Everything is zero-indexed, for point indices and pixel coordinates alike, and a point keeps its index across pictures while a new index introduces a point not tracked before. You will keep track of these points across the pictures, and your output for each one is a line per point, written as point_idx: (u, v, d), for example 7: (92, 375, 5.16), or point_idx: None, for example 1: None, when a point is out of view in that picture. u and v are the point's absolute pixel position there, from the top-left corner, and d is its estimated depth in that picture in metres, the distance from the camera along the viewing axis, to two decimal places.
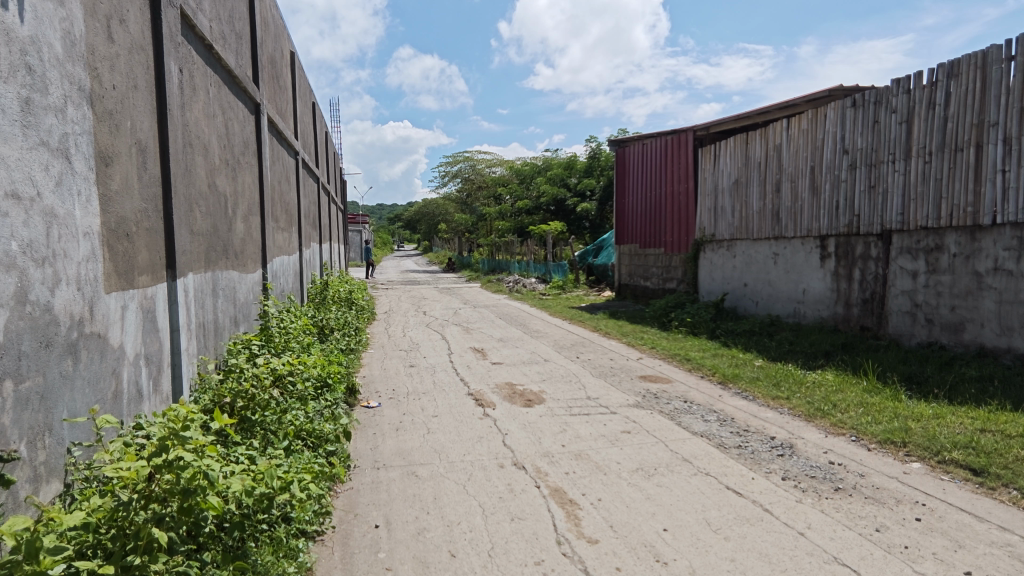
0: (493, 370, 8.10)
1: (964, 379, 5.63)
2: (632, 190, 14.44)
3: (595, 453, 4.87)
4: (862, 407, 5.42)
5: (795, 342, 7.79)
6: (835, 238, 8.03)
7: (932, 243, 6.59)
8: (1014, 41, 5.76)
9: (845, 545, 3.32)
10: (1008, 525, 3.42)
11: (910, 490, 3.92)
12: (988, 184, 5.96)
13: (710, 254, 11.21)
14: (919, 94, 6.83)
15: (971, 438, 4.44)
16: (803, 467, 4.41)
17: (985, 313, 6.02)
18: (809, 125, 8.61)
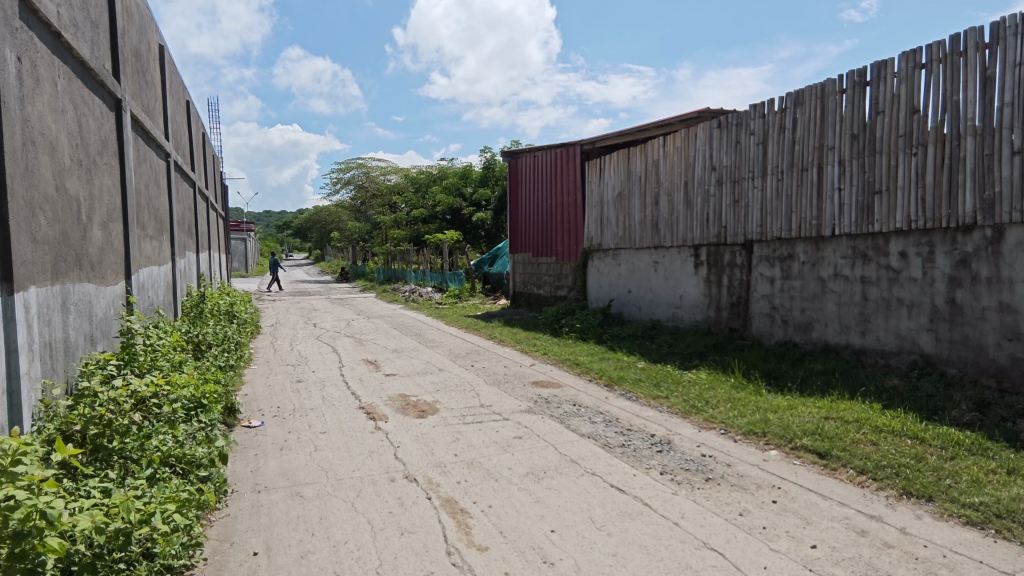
0: (387, 382, 7.91)
1: (812, 373, 6.33)
2: (524, 201, 14.80)
3: (488, 460, 4.91)
4: (729, 402, 5.93)
5: (673, 344, 8.36)
6: (706, 247, 8.74)
7: (785, 252, 7.37)
8: (845, 76, 6.61)
9: (714, 530, 3.60)
10: (846, 500, 3.88)
11: (769, 476, 4.33)
12: (828, 200, 6.78)
13: (597, 263, 11.75)
14: (773, 119, 7.63)
15: (817, 425, 4.99)
16: (678, 461, 4.74)
17: (828, 313, 6.79)
18: (682, 143, 9.32)
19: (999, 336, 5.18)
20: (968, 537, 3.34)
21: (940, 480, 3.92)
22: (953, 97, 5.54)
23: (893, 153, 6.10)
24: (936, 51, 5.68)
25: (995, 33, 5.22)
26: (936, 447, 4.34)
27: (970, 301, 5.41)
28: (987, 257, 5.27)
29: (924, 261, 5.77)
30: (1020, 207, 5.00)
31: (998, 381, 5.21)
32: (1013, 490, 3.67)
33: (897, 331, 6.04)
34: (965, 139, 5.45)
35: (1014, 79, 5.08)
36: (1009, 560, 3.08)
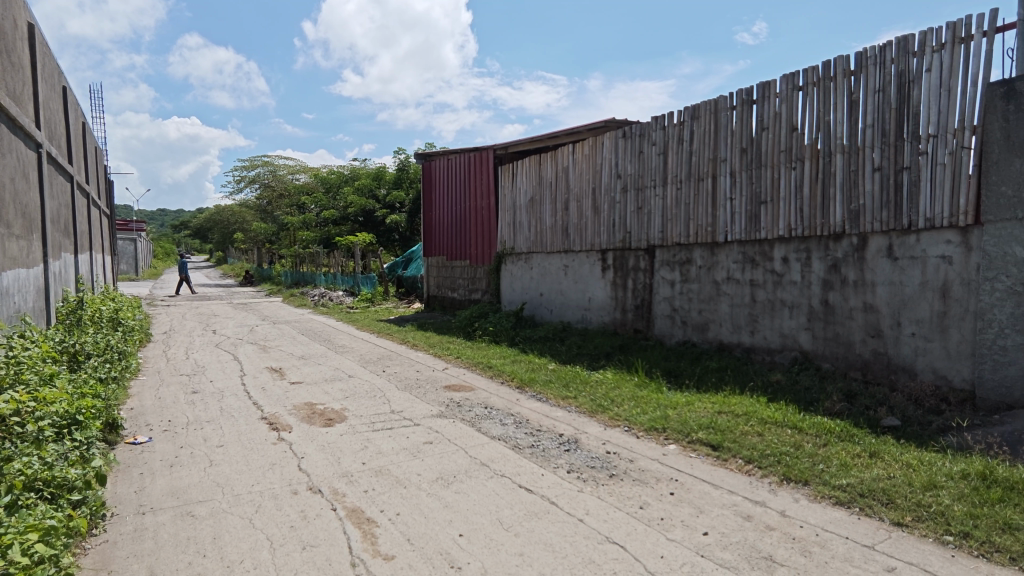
0: (292, 390, 7.57)
1: (708, 370, 6.75)
2: (438, 203, 14.71)
3: (396, 467, 4.82)
4: (633, 400, 6.19)
5: (582, 345, 8.62)
6: (613, 252, 9.09)
7: (683, 257, 7.81)
8: (734, 93, 7.12)
9: (615, 524, 3.74)
10: (735, 488, 4.17)
11: (667, 469, 4.57)
12: (721, 208, 7.26)
13: (510, 267, 11.89)
14: (672, 131, 8.07)
15: (711, 419, 5.33)
16: (584, 459, 4.89)
17: (721, 315, 7.27)
18: (590, 151, 9.64)
19: (864, 333, 5.78)
20: (837, 516, 3.68)
21: (815, 465, 4.30)
22: (825, 117, 6.12)
23: (776, 167, 6.64)
24: (811, 75, 6.26)
25: (859, 62, 5.82)
26: (811, 435, 4.76)
27: (840, 302, 5.98)
28: (854, 263, 5.86)
29: (803, 265, 6.32)
30: (880, 218, 5.60)
31: (864, 373, 5.80)
32: (874, 470, 4.09)
33: (781, 330, 6.58)
34: (835, 156, 6.03)
35: (874, 104, 5.69)
36: (869, 534, 3.44)
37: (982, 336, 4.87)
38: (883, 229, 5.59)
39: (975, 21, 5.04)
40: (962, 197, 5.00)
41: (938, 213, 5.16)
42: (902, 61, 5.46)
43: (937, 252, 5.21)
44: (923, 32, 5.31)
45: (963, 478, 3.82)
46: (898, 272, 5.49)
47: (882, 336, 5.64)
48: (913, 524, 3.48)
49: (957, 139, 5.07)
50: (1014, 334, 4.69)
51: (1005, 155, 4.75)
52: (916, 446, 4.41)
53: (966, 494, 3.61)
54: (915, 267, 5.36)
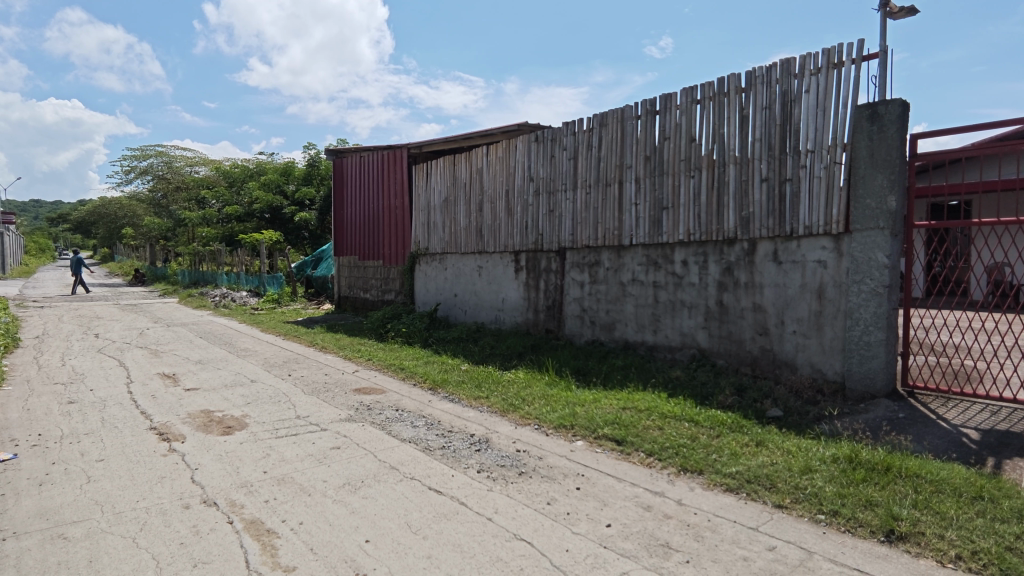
0: (186, 397, 7.06)
1: (614, 368, 7.02)
2: (350, 202, 14.31)
3: (300, 475, 4.62)
4: (543, 399, 6.32)
5: (495, 346, 8.68)
6: (525, 253, 9.24)
7: (592, 259, 8.08)
8: (639, 103, 7.45)
9: (523, 521, 3.80)
10: (636, 481, 4.37)
11: (574, 465, 4.70)
12: (627, 213, 7.58)
13: (424, 267, 11.77)
14: (582, 137, 8.32)
15: (616, 415, 5.55)
16: (495, 458, 4.93)
17: (627, 314, 7.59)
18: (503, 154, 9.74)
19: (754, 331, 6.24)
20: (727, 502, 3.95)
21: (708, 455, 4.60)
22: (720, 130, 6.55)
23: (676, 175, 7.03)
24: (707, 90, 6.68)
25: (749, 80, 6.28)
26: (706, 428, 5.08)
27: (733, 303, 6.42)
28: (744, 266, 6.31)
29: (700, 268, 6.73)
30: (767, 225, 6.08)
31: (753, 368, 6.27)
32: (759, 458, 4.43)
33: (681, 329, 6.96)
34: (729, 167, 6.48)
35: (761, 120, 6.16)
36: (754, 517, 3.71)
37: (851, 332, 5.41)
38: (769, 235, 6.07)
39: (846, 49, 5.58)
40: (834, 207, 5.53)
41: (815, 221, 5.67)
42: (785, 82, 5.95)
43: (815, 257, 5.72)
44: (803, 56, 5.81)
45: (833, 461, 4.22)
46: (782, 275, 5.98)
47: (768, 334, 6.11)
48: (792, 506, 3.80)
49: (830, 154, 5.60)
50: (877, 331, 5.24)
51: (870, 170, 5.29)
52: (796, 434, 4.82)
53: (836, 476, 3.99)
54: (797, 270, 5.86)
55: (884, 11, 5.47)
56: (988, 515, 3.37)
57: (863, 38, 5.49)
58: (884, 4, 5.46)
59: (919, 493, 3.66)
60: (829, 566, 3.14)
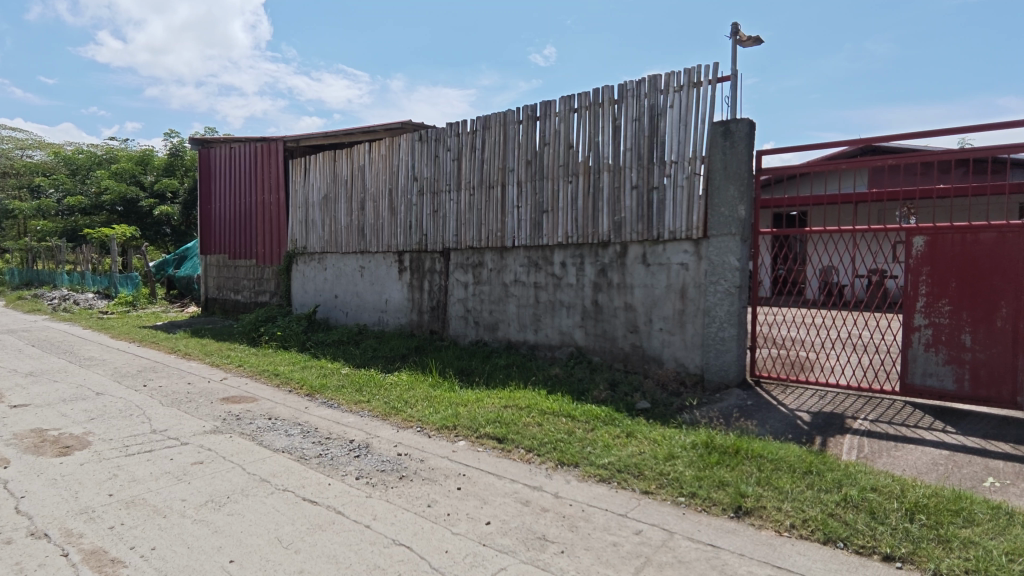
0: (12, 416, 6.12)
1: (496, 367, 7.14)
2: (219, 196, 13.26)
3: (154, 495, 4.19)
4: (426, 400, 6.27)
5: (377, 348, 8.47)
6: (409, 254, 9.11)
7: (476, 260, 8.16)
8: (521, 109, 7.63)
9: (402, 526, 3.74)
10: (515, 477, 4.47)
11: (455, 465, 4.71)
12: (509, 215, 7.73)
13: (302, 267, 11.20)
14: (466, 139, 8.35)
15: (498, 413, 5.65)
16: (375, 463, 4.80)
17: (509, 314, 7.75)
18: (386, 152, 9.53)
19: (625, 329, 6.63)
20: (600, 491, 4.16)
21: (583, 448, 4.82)
22: (595, 138, 6.89)
23: (555, 179, 7.28)
24: (584, 99, 7.00)
25: (621, 92, 6.67)
26: (582, 422, 5.32)
27: (607, 302, 6.77)
28: (617, 268, 6.69)
29: (577, 270, 7.03)
30: (637, 229, 6.48)
31: (625, 364, 6.66)
32: (629, 448, 4.73)
33: (560, 327, 7.23)
34: (603, 173, 6.83)
35: (632, 131, 6.57)
36: (623, 504, 3.95)
37: (708, 329, 5.93)
38: (639, 239, 6.48)
39: (704, 70, 6.11)
40: (694, 214, 6.02)
41: (678, 226, 6.15)
42: (652, 96, 6.40)
43: (678, 260, 6.20)
44: (667, 74, 6.28)
45: (693, 447, 4.59)
46: (650, 276, 6.41)
47: (638, 331, 6.53)
48: (656, 491, 4.08)
49: (691, 166, 6.10)
50: (730, 327, 5.79)
51: (724, 181, 5.83)
52: (661, 424, 5.19)
53: (694, 461, 4.35)
54: (662, 272, 6.31)
55: (735, 39, 6.06)
56: (815, 487, 3.86)
57: (718, 62, 6.05)
58: (735, 32, 6.05)
59: (762, 472, 4.10)
60: (687, 544, 3.41)
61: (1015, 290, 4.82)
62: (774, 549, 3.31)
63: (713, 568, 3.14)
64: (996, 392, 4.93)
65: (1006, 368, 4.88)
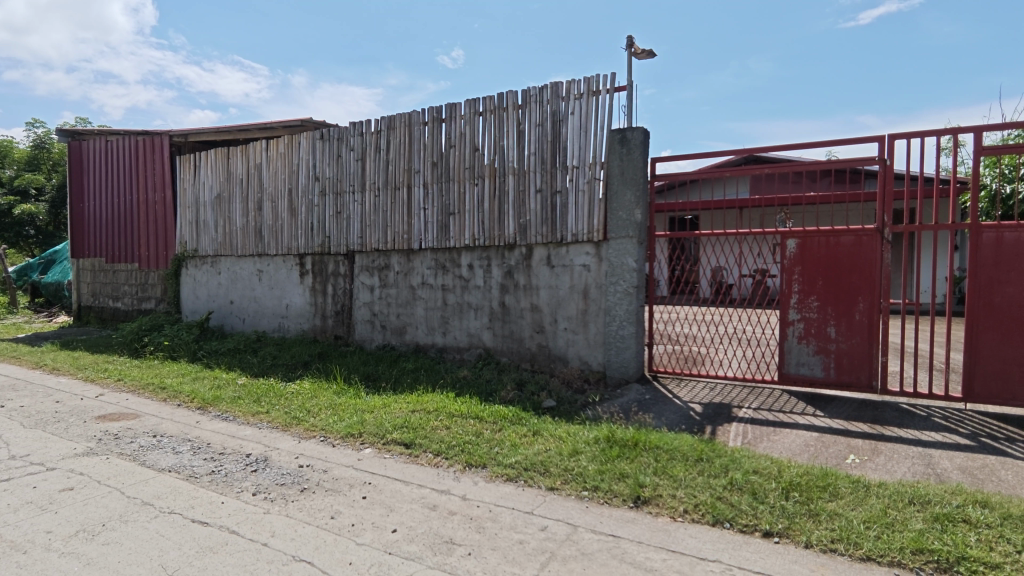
0: None
1: (404, 371, 7.03)
2: (93, 194, 12.06)
3: (12, 529, 3.73)
4: (330, 409, 6.05)
5: (277, 356, 8.06)
6: (311, 256, 8.76)
7: (381, 262, 7.99)
8: (426, 110, 7.56)
9: (302, 541, 3.58)
10: (423, 482, 4.42)
11: (360, 474, 4.58)
12: (416, 217, 7.64)
13: (192, 271, 10.44)
14: (369, 139, 8.15)
15: (406, 418, 5.55)
16: (273, 477, 4.56)
17: (417, 318, 7.66)
18: (285, 150, 9.09)
19: (532, 329, 6.76)
20: (507, 490, 4.21)
21: (491, 449, 4.86)
22: (500, 142, 6.97)
23: (462, 182, 7.29)
24: (488, 103, 7.06)
25: (524, 98, 6.79)
26: (489, 423, 5.36)
27: (514, 304, 6.87)
28: (522, 270, 6.81)
29: (485, 272, 7.07)
30: (541, 232, 6.63)
31: (531, 364, 6.79)
32: (535, 446, 4.82)
33: (467, 330, 7.25)
34: (508, 177, 6.93)
35: (535, 135, 6.71)
36: (529, 501, 4.02)
37: (609, 328, 6.18)
38: (543, 241, 6.63)
39: (602, 79, 6.36)
40: (595, 217, 6.26)
41: (580, 229, 6.35)
42: (554, 103, 6.58)
43: (580, 262, 6.41)
44: (568, 81, 6.47)
45: (595, 443, 4.75)
46: (554, 278, 6.58)
47: (544, 331, 6.68)
48: (561, 486, 4.20)
49: (591, 171, 6.33)
50: (629, 325, 6.07)
51: (621, 187, 6.10)
52: (566, 421, 5.34)
53: (597, 455, 4.52)
54: (566, 273, 6.50)
55: (630, 51, 6.37)
56: (705, 473, 4.13)
57: (615, 72, 6.32)
58: (630, 44, 6.35)
59: (659, 462, 4.33)
60: (590, 536, 3.54)
61: (869, 287, 5.42)
62: (668, 535, 3.50)
63: (614, 558, 3.27)
64: (857, 377, 5.51)
65: (864, 357, 5.47)
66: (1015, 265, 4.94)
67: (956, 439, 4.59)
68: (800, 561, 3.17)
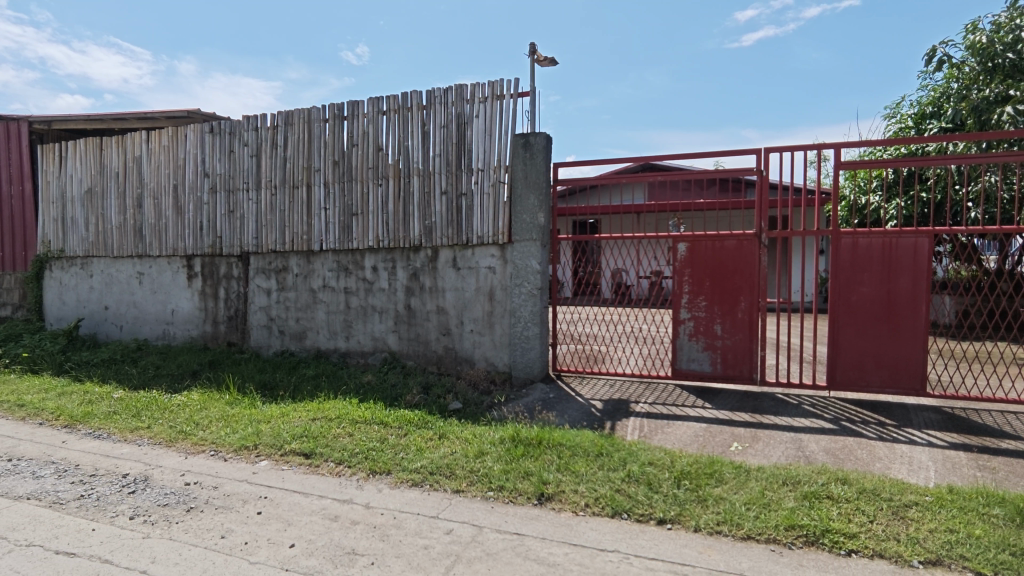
0: None
1: (304, 379, 6.73)
2: None
3: None
4: (221, 420, 5.67)
5: (160, 365, 7.43)
6: (200, 258, 8.17)
7: (279, 264, 7.61)
8: (326, 107, 7.29)
9: (188, 565, 3.33)
10: (323, 492, 4.25)
11: (256, 488, 4.34)
12: (316, 217, 7.34)
13: (58, 274, 9.39)
14: (265, 134, 7.72)
15: (305, 427, 5.31)
16: (155, 498, 4.20)
17: (318, 322, 7.37)
18: (168, 142, 8.39)
19: (438, 331, 6.71)
20: (412, 496, 4.16)
21: (396, 454, 4.77)
22: (404, 142, 6.87)
23: (365, 182, 7.10)
24: (392, 102, 6.93)
25: (429, 98, 6.74)
26: (394, 428, 5.26)
27: (419, 306, 6.79)
28: (428, 271, 6.74)
29: (389, 274, 6.94)
30: (446, 234, 6.61)
31: (438, 366, 6.75)
32: (440, 449, 4.79)
33: (372, 333, 7.08)
34: (413, 178, 6.84)
35: (441, 136, 6.68)
36: (435, 505, 3.99)
37: (514, 328, 6.27)
38: (448, 243, 6.61)
39: (506, 84, 6.44)
40: (500, 220, 6.33)
41: (485, 231, 6.40)
42: (459, 105, 6.58)
43: (486, 263, 6.45)
44: (472, 84, 6.50)
45: (501, 443, 4.80)
46: (460, 280, 6.58)
47: (450, 333, 6.66)
48: (467, 488, 4.21)
49: (495, 174, 6.40)
50: (534, 325, 6.19)
51: (524, 191, 6.22)
52: (472, 423, 5.35)
53: (502, 455, 4.57)
54: (471, 275, 6.52)
55: (533, 58, 6.50)
56: (605, 467, 4.30)
57: (518, 78, 6.42)
58: (532, 51, 6.49)
59: (561, 459, 4.45)
60: (495, 535, 3.57)
61: (749, 288, 5.91)
62: (571, 529, 3.61)
63: (518, 556, 3.33)
64: (739, 371, 5.98)
65: (746, 352, 5.94)
66: (867, 267, 5.57)
67: (822, 423, 5.11)
68: (690, 544, 3.39)
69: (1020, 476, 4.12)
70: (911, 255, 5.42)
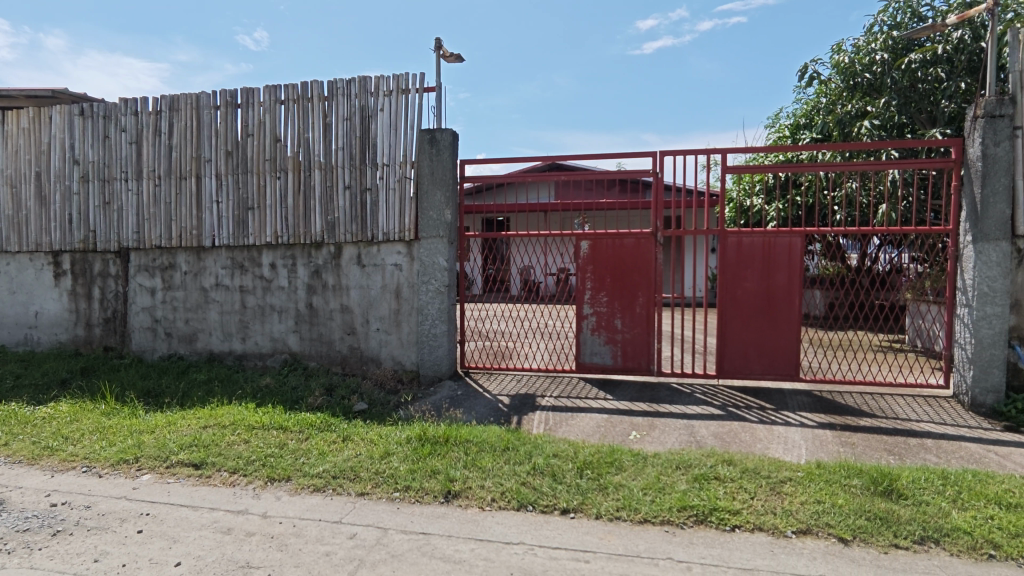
0: None
1: (194, 384, 6.28)
2: None
3: None
4: (96, 433, 5.16)
5: (21, 375, 6.64)
6: (70, 254, 7.38)
7: (164, 261, 7.04)
8: (217, 93, 6.82)
9: None
10: (215, 504, 3.99)
11: (137, 504, 3.99)
12: (207, 211, 6.86)
13: None
14: (146, 120, 7.09)
15: (195, 436, 4.95)
16: (13, 523, 3.75)
17: (209, 323, 6.90)
18: (30, 125, 7.49)
19: (342, 331, 6.50)
20: (313, 502, 4.00)
21: (296, 460, 4.56)
22: (305, 134, 6.57)
23: (261, 174, 6.71)
24: (290, 92, 6.61)
25: (331, 89, 6.49)
26: (295, 432, 5.03)
27: (322, 305, 6.54)
28: (331, 269, 6.50)
29: (289, 272, 6.62)
30: (350, 230, 6.40)
31: (342, 367, 6.54)
32: (344, 452, 4.65)
33: (270, 334, 6.72)
34: (314, 171, 6.56)
35: (343, 129, 6.45)
36: (338, 510, 3.87)
37: (421, 326, 6.20)
38: (353, 240, 6.41)
39: (412, 79, 6.35)
40: (406, 216, 6.23)
41: (391, 228, 6.28)
42: (362, 98, 6.39)
43: (392, 261, 6.33)
44: (377, 77, 6.34)
45: (407, 442, 4.74)
46: (365, 278, 6.40)
47: (355, 333, 6.47)
48: (372, 491, 4.11)
49: (401, 169, 6.29)
50: (441, 323, 6.16)
51: (431, 187, 6.16)
52: (378, 423, 5.24)
53: (408, 455, 4.51)
54: (377, 273, 6.37)
55: (438, 53, 6.44)
56: (511, 461, 4.36)
57: (424, 72, 6.34)
58: (438, 47, 6.43)
59: (468, 455, 4.46)
60: (400, 536, 3.52)
61: (647, 284, 6.22)
62: (477, 524, 3.63)
63: (423, 555, 3.29)
64: (638, 363, 6.27)
65: (644, 345, 6.25)
66: (750, 264, 6.03)
67: (712, 410, 5.47)
68: (591, 531, 3.52)
69: (875, 449, 4.64)
70: (787, 253, 5.94)
